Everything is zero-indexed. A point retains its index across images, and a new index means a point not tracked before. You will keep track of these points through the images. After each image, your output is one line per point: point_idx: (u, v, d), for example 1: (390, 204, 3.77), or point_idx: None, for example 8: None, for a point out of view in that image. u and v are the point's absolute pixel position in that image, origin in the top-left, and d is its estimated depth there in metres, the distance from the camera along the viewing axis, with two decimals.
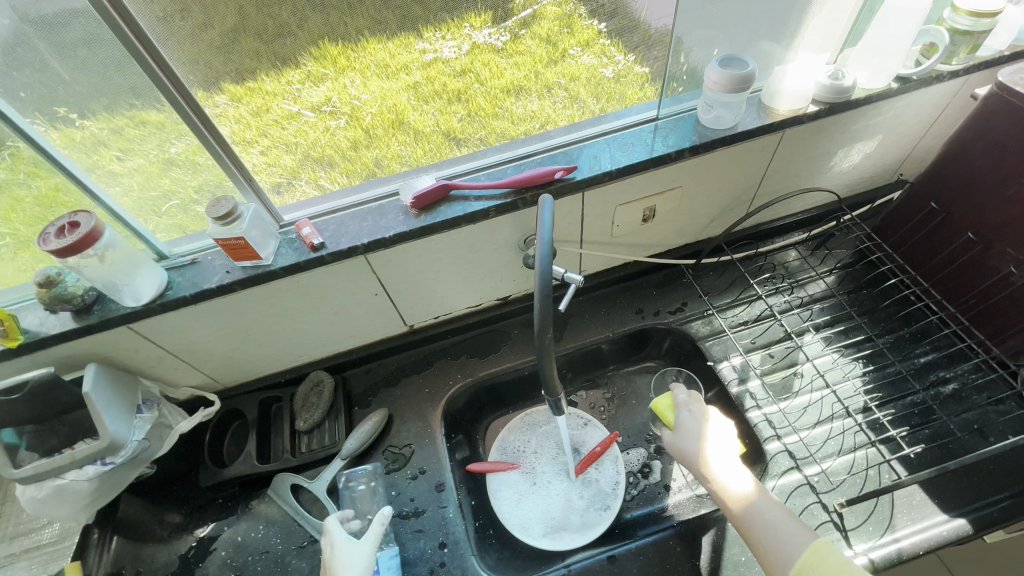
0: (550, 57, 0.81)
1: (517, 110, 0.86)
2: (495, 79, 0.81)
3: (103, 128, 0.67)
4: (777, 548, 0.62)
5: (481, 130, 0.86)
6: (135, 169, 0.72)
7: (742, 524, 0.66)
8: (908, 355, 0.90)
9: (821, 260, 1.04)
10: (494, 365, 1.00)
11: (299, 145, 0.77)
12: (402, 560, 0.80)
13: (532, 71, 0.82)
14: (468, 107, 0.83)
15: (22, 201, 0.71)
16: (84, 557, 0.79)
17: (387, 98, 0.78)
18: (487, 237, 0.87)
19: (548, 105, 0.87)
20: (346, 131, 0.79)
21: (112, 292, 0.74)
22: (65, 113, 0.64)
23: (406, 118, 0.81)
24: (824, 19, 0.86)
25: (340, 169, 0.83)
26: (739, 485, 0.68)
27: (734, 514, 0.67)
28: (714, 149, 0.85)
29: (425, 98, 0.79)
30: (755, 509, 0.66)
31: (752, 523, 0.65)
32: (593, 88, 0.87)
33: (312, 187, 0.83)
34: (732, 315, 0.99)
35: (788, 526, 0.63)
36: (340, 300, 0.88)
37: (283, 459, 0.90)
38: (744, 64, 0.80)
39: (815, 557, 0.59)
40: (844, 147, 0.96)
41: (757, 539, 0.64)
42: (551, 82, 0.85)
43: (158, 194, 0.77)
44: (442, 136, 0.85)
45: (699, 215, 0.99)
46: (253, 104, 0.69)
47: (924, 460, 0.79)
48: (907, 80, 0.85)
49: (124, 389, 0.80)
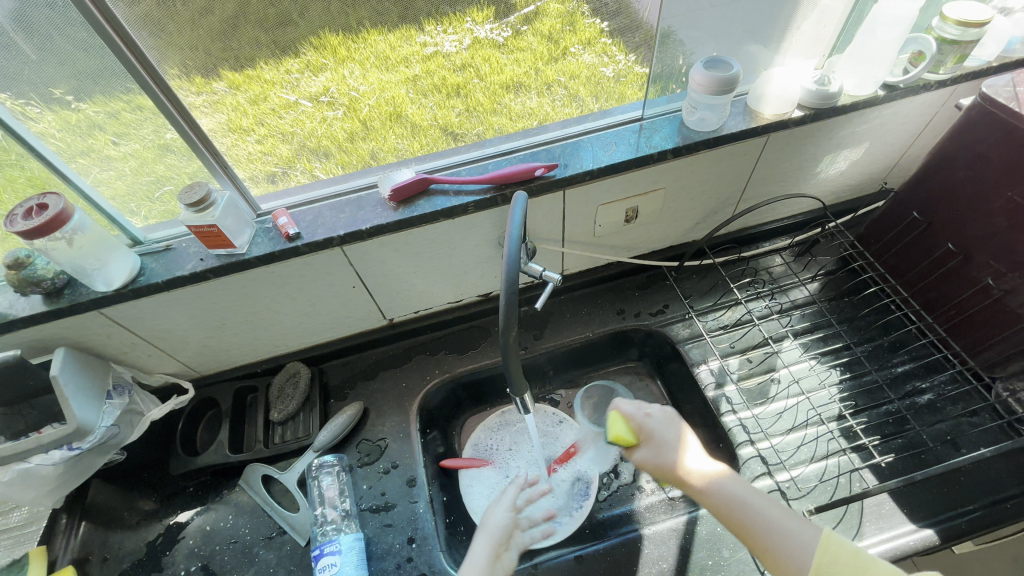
0: (550, 54, 0.80)
1: (515, 107, 0.85)
2: (494, 75, 0.80)
3: (99, 111, 0.66)
4: (791, 554, 0.57)
5: (479, 125, 0.86)
6: (130, 154, 0.72)
7: (742, 530, 0.61)
8: (885, 364, 0.90)
9: (804, 266, 1.04)
10: (472, 362, 0.99)
11: (296, 135, 0.77)
12: (370, 553, 0.80)
13: (533, 68, 0.81)
14: (466, 102, 0.82)
15: (15, 181, 0.70)
16: (51, 541, 0.79)
17: (386, 91, 0.77)
18: (467, 232, 0.86)
19: (547, 103, 0.86)
20: (344, 122, 0.79)
21: (82, 276, 0.73)
22: (61, 94, 0.63)
23: (405, 111, 0.80)
24: (813, 24, 0.86)
25: (336, 160, 0.83)
26: (729, 488, 0.63)
27: (731, 519, 0.62)
28: (698, 151, 0.85)
29: (424, 92, 0.78)
30: (752, 513, 0.61)
31: (753, 530, 0.60)
32: (592, 87, 0.86)
33: (307, 176, 0.83)
34: (714, 319, 0.99)
35: (792, 526, 0.59)
36: (318, 292, 0.88)
37: (255, 449, 0.89)
38: (730, 66, 0.79)
39: (828, 558, 0.55)
40: (830, 154, 0.96)
41: (762, 545, 0.59)
42: (551, 80, 0.83)
43: (151, 179, 0.76)
44: (440, 130, 0.84)
45: (684, 218, 0.99)
46: (251, 92, 0.69)
47: (895, 469, 0.79)
48: (893, 87, 0.85)
49: (94, 374, 0.80)
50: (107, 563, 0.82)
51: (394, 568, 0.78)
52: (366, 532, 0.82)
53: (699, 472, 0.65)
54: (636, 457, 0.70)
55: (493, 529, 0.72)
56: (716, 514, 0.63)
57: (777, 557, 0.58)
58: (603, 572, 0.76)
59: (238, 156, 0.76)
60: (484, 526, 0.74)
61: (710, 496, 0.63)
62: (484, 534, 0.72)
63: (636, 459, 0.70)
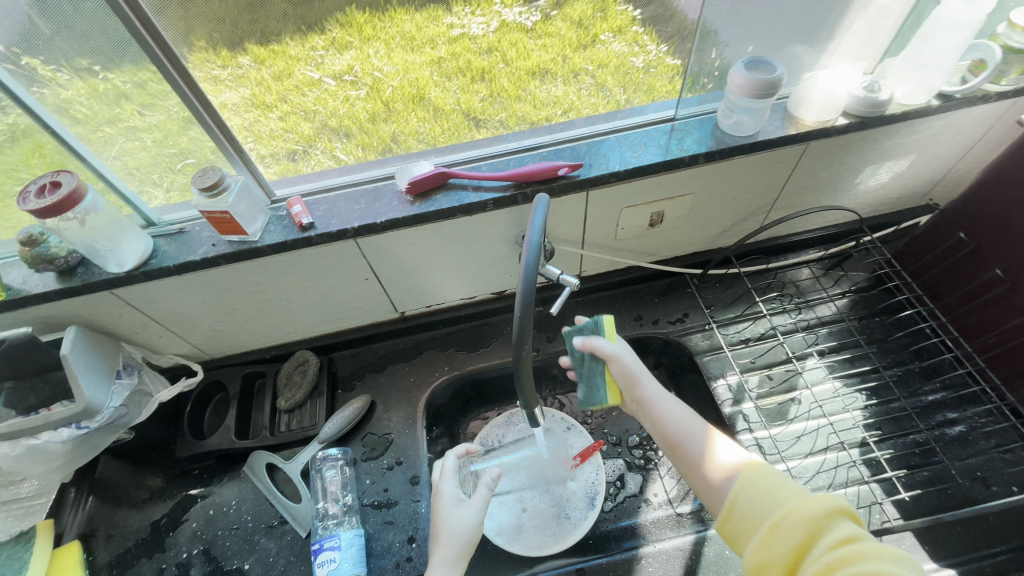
0: (579, 41, 0.76)
1: (540, 94, 0.81)
2: (520, 61, 0.77)
3: (126, 81, 0.64)
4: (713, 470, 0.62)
5: (502, 111, 0.82)
6: (155, 125, 0.69)
7: (682, 449, 0.66)
8: (915, 392, 0.86)
9: (834, 281, 0.99)
10: (482, 360, 0.97)
11: (318, 113, 0.75)
12: (369, 550, 0.79)
13: (561, 54, 0.77)
14: (490, 87, 0.79)
15: (44, 147, 0.69)
16: (58, 515, 0.82)
17: (410, 72, 0.74)
18: (484, 230, 0.83)
19: (573, 91, 0.81)
20: (366, 103, 0.76)
21: (94, 256, 0.72)
22: (89, 64, 0.62)
23: (428, 94, 0.77)
24: (867, 23, 0.79)
25: (357, 141, 0.80)
26: (683, 417, 0.68)
27: (671, 437, 0.67)
28: (731, 157, 0.80)
29: (448, 74, 0.76)
30: (697, 438, 0.66)
31: (690, 444, 0.66)
32: (621, 76, 0.82)
33: (328, 157, 0.80)
34: (735, 331, 0.95)
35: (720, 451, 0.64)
36: (329, 283, 0.86)
37: (261, 436, 0.89)
38: (774, 68, 0.74)
39: (749, 477, 0.58)
40: (873, 165, 0.90)
41: (692, 461, 0.65)
42: (578, 67, 0.79)
43: (174, 152, 0.73)
44: (462, 115, 0.80)
45: (711, 225, 0.95)
46: (275, 68, 0.68)
47: (919, 505, 0.75)
48: (949, 97, 0.79)
49: (103, 354, 0.79)
50: (112, 540, 0.83)
51: (392, 567, 0.78)
52: (367, 528, 0.81)
53: (659, 391, 0.70)
54: (613, 347, 0.69)
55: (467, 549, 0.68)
56: (662, 436, 0.69)
57: (703, 472, 0.63)
58: None
59: (259, 133, 0.74)
60: (443, 534, 0.68)
61: (665, 411, 0.68)
62: (449, 545, 0.67)
63: (610, 348, 0.69)
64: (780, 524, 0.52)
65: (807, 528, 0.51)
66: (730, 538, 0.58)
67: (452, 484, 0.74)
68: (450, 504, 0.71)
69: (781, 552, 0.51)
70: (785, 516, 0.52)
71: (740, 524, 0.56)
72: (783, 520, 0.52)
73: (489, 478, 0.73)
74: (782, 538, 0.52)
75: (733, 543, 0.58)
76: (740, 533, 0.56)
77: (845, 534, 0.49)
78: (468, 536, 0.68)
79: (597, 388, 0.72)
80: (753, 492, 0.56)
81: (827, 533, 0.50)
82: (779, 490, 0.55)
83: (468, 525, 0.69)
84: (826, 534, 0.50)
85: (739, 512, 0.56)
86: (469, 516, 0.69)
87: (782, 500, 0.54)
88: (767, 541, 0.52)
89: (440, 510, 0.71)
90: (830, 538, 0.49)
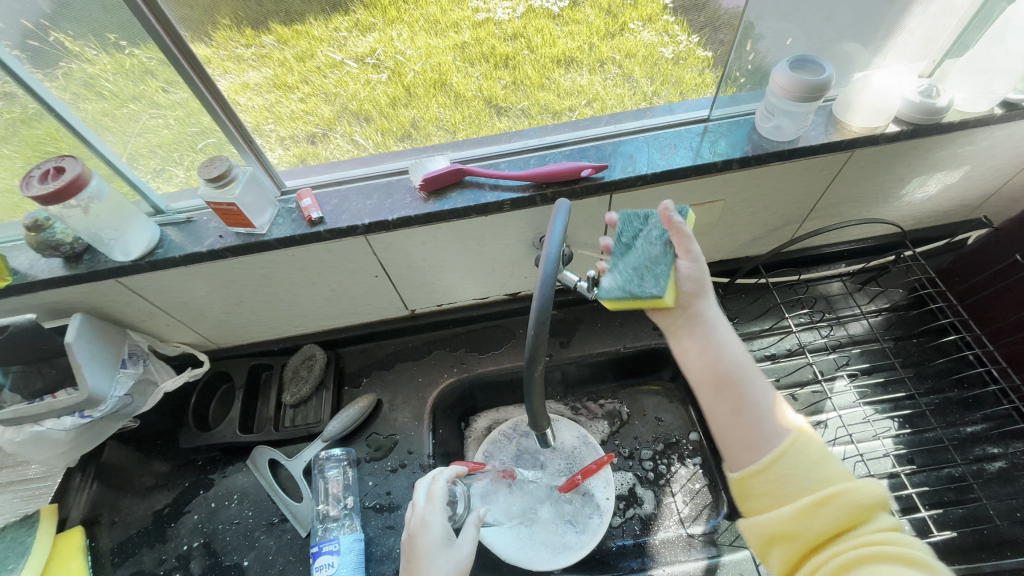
0: (607, 29, 0.70)
1: (564, 83, 0.75)
2: (546, 48, 0.71)
3: (151, 57, 0.61)
4: (758, 423, 0.52)
5: (524, 100, 0.76)
6: (179, 103, 0.66)
7: (727, 389, 0.55)
8: (953, 423, 0.80)
9: (869, 298, 0.93)
10: (492, 363, 0.94)
11: (339, 96, 0.72)
12: (369, 555, 0.77)
13: (587, 43, 0.71)
14: (513, 75, 0.73)
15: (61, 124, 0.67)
16: (63, 499, 0.82)
17: (433, 57, 0.69)
18: (500, 231, 0.80)
19: (599, 82, 0.75)
20: (387, 87, 0.71)
21: (100, 245, 0.70)
22: (115, 39, 0.59)
23: (449, 79, 0.72)
24: (928, 22, 0.72)
25: (376, 126, 0.76)
26: (739, 357, 0.56)
27: (720, 370, 0.56)
28: (769, 163, 0.75)
29: (471, 60, 0.71)
30: (751, 379, 0.55)
31: (738, 383, 0.55)
32: (648, 67, 0.75)
33: (347, 141, 0.77)
34: (760, 346, 0.90)
35: (776, 407, 0.53)
36: (338, 278, 0.84)
37: (265, 431, 0.87)
38: (822, 68, 0.68)
39: (800, 443, 0.50)
40: (921, 176, 0.83)
41: (738, 405, 0.53)
42: (605, 57, 0.73)
43: (197, 130, 0.69)
44: (483, 103, 0.76)
45: (740, 233, 0.89)
46: (298, 49, 0.65)
47: (952, 546, 0.70)
48: (1014, 106, 0.72)
49: (110, 343, 0.78)
50: (116, 526, 0.83)
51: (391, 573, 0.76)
52: (367, 532, 0.79)
53: (718, 320, 0.59)
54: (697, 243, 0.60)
55: None
56: (706, 368, 0.56)
57: (745, 420, 0.53)
58: None
59: (279, 114, 0.71)
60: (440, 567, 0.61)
61: (719, 341, 0.57)
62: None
63: (693, 241, 0.59)
64: (823, 501, 0.46)
65: (852, 513, 0.45)
66: (747, 492, 0.50)
67: (440, 516, 0.65)
68: (439, 536, 0.63)
69: (812, 527, 0.46)
70: (831, 494, 0.46)
71: (770, 484, 0.49)
72: (828, 497, 0.46)
73: (478, 516, 0.67)
74: (820, 516, 0.45)
75: (748, 500, 0.50)
76: (765, 494, 0.49)
77: (886, 529, 0.44)
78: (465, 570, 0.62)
79: (652, 278, 0.58)
80: (800, 459, 0.49)
81: (870, 524, 0.44)
82: (828, 468, 0.48)
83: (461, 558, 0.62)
84: (867, 524, 0.44)
85: (778, 474, 0.49)
86: (462, 554, 0.63)
87: (830, 477, 0.47)
88: (802, 513, 0.46)
89: (429, 545, 0.62)
90: (869, 529, 0.44)
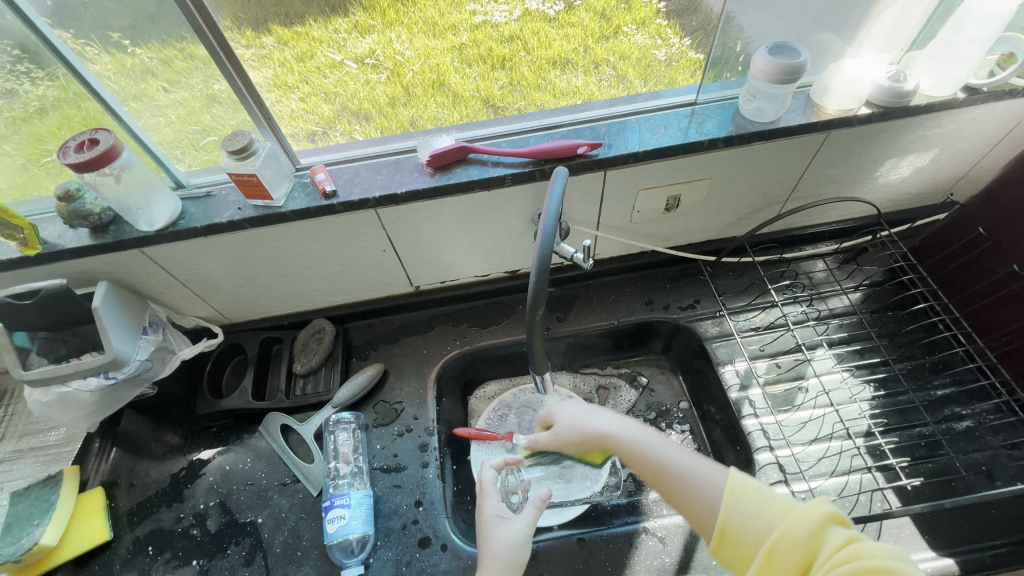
0: (602, 32, 0.77)
1: (560, 84, 0.82)
2: (542, 50, 0.78)
3: (152, 57, 0.68)
4: (694, 492, 0.60)
5: (521, 100, 0.83)
6: (178, 101, 0.73)
7: (662, 477, 0.63)
8: (924, 386, 0.86)
9: (848, 274, 0.99)
10: (493, 337, 0.99)
11: (338, 96, 0.78)
12: (377, 510, 0.81)
13: (583, 45, 0.78)
14: (511, 76, 0.80)
15: (71, 120, 0.73)
16: (84, 462, 0.87)
17: (431, 58, 0.76)
18: (501, 206, 0.85)
19: (593, 83, 0.83)
20: (386, 87, 0.78)
21: (127, 214, 0.75)
22: (119, 39, 0.65)
23: (447, 80, 0.79)
24: (895, 14, 0.79)
25: (375, 125, 0.82)
26: (655, 442, 0.65)
27: (646, 467, 0.64)
28: (751, 143, 0.80)
29: (469, 62, 0.77)
30: (669, 461, 0.63)
31: (669, 479, 0.62)
32: (642, 69, 0.82)
33: (346, 139, 0.83)
34: (745, 319, 0.95)
35: (701, 468, 0.61)
36: (348, 253, 0.88)
37: (277, 399, 0.91)
38: (797, 53, 0.74)
39: (733, 494, 0.56)
40: (894, 158, 0.90)
41: (674, 487, 0.61)
42: (600, 59, 0.80)
43: (197, 129, 0.77)
44: (481, 102, 0.82)
45: (727, 213, 0.95)
46: (298, 49, 0.71)
47: (921, 493, 0.76)
48: (975, 91, 0.78)
49: (131, 310, 0.82)
50: (134, 488, 0.87)
51: (399, 528, 0.80)
52: (376, 490, 0.83)
53: (618, 423, 0.69)
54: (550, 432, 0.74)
55: (510, 561, 0.65)
56: (643, 471, 0.65)
57: (687, 494, 0.60)
58: (604, 557, 0.76)
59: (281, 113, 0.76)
60: (493, 548, 0.66)
61: (637, 441, 0.66)
62: (500, 564, 0.64)
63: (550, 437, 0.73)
64: (776, 549, 0.50)
65: (803, 549, 0.49)
66: (724, 561, 0.56)
67: (496, 502, 0.72)
68: (495, 519, 0.69)
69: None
70: (777, 540, 0.51)
71: (734, 547, 0.55)
72: (778, 542, 0.50)
73: (538, 497, 0.71)
74: (779, 562, 0.50)
75: (733, 565, 0.56)
76: (736, 558, 0.54)
77: (841, 540, 0.48)
78: (519, 554, 0.66)
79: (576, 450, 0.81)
80: (742, 514, 0.54)
81: (822, 547, 0.48)
82: (765, 505, 0.54)
83: (515, 544, 0.67)
84: (822, 548, 0.48)
85: (734, 535, 0.55)
86: (517, 534, 0.67)
87: (772, 520, 0.53)
88: (764, 567, 0.51)
89: (487, 526, 0.69)
90: (827, 550, 0.48)
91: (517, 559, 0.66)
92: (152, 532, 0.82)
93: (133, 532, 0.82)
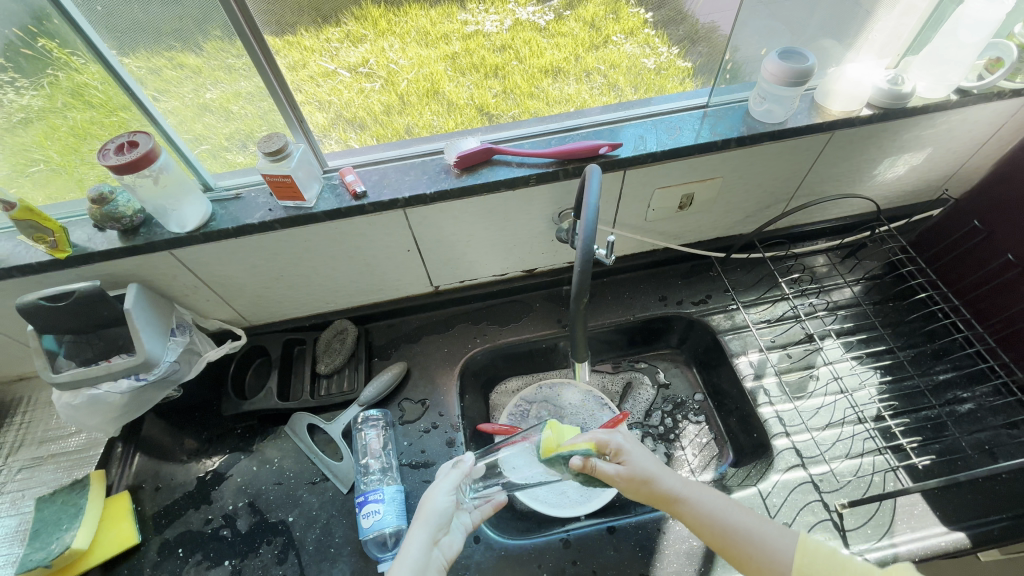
0: (591, 41, 0.81)
1: (553, 91, 0.86)
2: (534, 59, 0.82)
3: (140, 66, 0.69)
4: (767, 559, 0.61)
5: (514, 107, 0.86)
6: (168, 111, 0.75)
7: (729, 544, 0.62)
8: (928, 370, 0.91)
9: (850, 268, 1.04)
10: (513, 334, 1.01)
11: (332, 104, 0.79)
12: (408, 506, 0.83)
13: (573, 54, 0.82)
14: (503, 83, 0.83)
15: (57, 129, 0.74)
16: (108, 467, 0.86)
17: (424, 66, 0.78)
18: (524, 206, 0.88)
19: (586, 90, 0.86)
20: (381, 95, 0.80)
21: (160, 216, 0.77)
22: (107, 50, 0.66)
23: (441, 89, 0.82)
24: (892, 23, 0.85)
25: (371, 132, 0.84)
26: (720, 507, 0.64)
27: (712, 533, 0.63)
28: (761, 143, 0.85)
29: (462, 70, 0.81)
30: (735, 526, 0.63)
31: (740, 544, 0.62)
32: (631, 77, 0.86)
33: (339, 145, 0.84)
34: (756, 313, 0.99)
35: (771, 531, 0.63)
36: (374, 253, 0.90)
37: (302, 399, 0.92)
38: (804, 58, 0.79)
39: (807, 556, 0.60)
40: (890, 157, 0.95)
41: (746, 553, 0.61)
42: (590, 67, 0.84)
43: (190, 138, 0.78)
44: (475, 110, 0.85)
45: (735, 211, 1.00)
46: (289, 59, 0.71)
47: (930, 471, 0.80)
48: (967, 93, 0.84)
49: (159, 313, 0.83)
50: (159, 492, 0.86)
51: None
52: (406, 485, 0.85)
53: (682, 481, 0.66)
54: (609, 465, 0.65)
55: (433, 515, 0.68)
56: (707, 536, 0.63)
57: (760, 561, 0.61)
58: (635, 544, 0.79)
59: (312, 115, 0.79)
60: (422, 510, 0.69)
61: (703, 503, 0.64)
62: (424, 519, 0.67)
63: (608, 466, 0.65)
64: None
65: None
66: None
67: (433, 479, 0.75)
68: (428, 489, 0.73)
69: None
70: None
71: None
72: None
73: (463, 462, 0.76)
74: None
75: None
76: None
77: None
78: (441, 507, 0.69)
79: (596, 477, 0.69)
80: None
81: None
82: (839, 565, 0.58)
83: (439, 498, 0.70)
84: None
85: None
86: (441, 490, 0.70)
87: None
88: None
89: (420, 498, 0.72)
90: None
91: (440, 509, 0.69)
92: (182, 534, 0.82)
93: (161, 535, 0.82)
